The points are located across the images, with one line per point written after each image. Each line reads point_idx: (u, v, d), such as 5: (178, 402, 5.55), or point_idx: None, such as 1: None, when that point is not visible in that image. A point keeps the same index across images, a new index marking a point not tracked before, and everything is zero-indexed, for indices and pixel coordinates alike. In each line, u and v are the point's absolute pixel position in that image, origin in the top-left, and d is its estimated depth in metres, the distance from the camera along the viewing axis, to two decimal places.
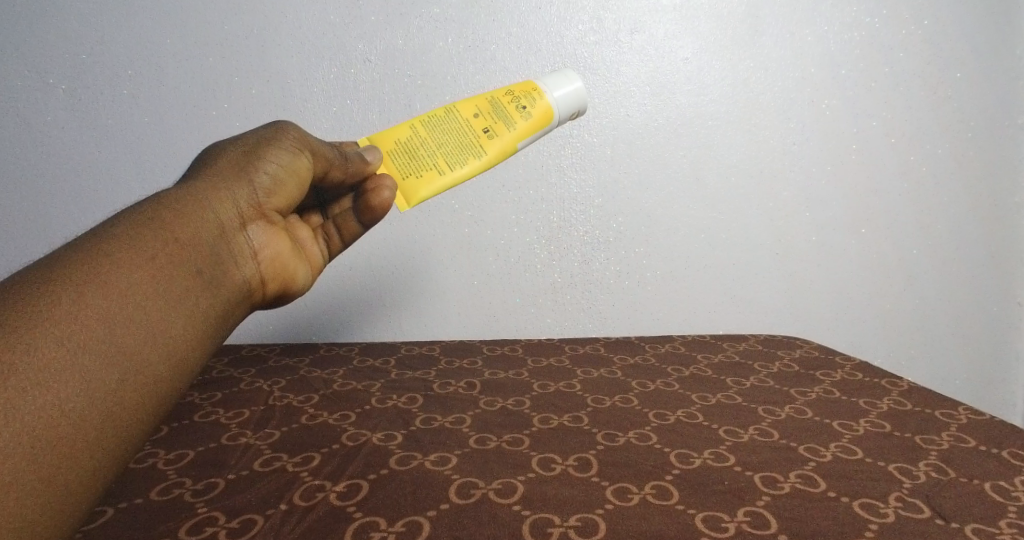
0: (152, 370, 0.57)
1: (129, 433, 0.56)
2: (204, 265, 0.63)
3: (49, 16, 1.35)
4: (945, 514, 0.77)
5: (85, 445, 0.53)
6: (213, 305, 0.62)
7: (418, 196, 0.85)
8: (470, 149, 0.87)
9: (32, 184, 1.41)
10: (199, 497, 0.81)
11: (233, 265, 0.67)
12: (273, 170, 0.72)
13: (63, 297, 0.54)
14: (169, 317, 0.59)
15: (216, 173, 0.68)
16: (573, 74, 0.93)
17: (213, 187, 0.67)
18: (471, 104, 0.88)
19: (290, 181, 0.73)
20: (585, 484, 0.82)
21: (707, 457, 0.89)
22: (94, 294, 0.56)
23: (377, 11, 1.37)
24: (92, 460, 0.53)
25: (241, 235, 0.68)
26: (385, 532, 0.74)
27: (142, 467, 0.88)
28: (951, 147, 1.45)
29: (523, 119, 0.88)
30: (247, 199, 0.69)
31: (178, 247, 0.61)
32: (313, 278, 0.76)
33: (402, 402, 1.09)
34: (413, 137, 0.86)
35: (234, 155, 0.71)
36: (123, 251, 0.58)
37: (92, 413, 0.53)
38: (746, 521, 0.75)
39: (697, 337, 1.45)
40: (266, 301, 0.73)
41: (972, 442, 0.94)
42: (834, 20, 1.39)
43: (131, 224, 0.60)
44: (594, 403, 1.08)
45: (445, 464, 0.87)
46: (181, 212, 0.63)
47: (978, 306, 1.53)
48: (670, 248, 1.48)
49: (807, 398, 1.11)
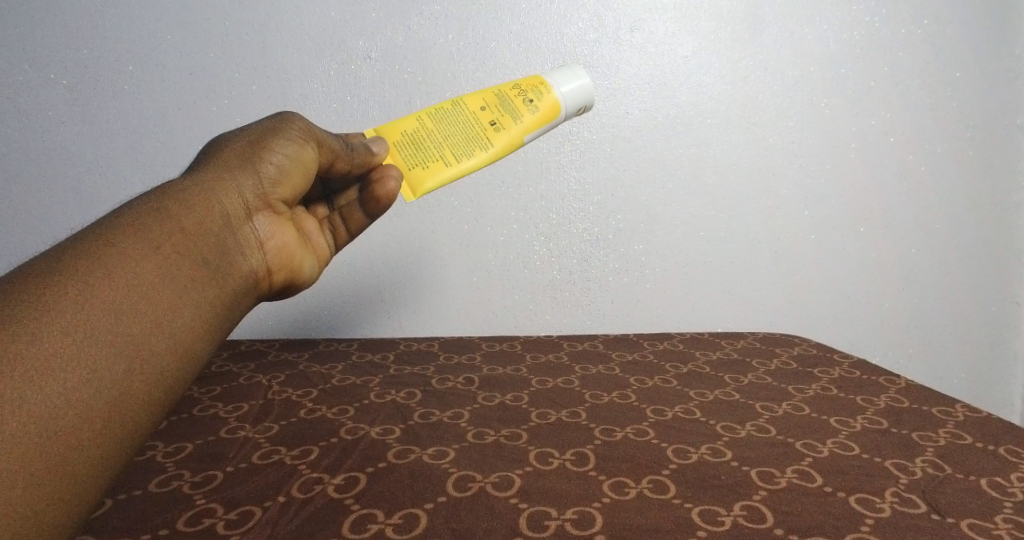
0: (160, 359, 0.54)
1: (134, 422, 0.52)
2: (210, 255, 0.59)
3: (64, 13, 1.36)
4: (942, 509, 0.73)
5: (89, 434, 0.50)
6: (220, 295, 0.59)
7: (425, 186, 0.79)
8: (477, 142, 0.81)
9: (25, 178, 1.42)
10: (235, 529, 0.70)
11: (239, 255, 0.62)
12: (279, 160, 0.67)
13: (69, 286, 0.51)
14: (177, 306, 0.55)
15: (219, 163, 0.64)
16: (579, 70, 0.88)
17: (218, 177, 0.63)
18: (478, 97, 0.83)
19: (296, 172, 0.68)
20: (569, 474, 0.78)
21: (704, 452, 0.84)
22: (99, 284, 0.52)
23: (378, 7, 1.37)
24: (99, 451, 0.50)
25: (246, 225, 0.64)
26: (382, 524, 0.70)
27: (164, 491, 0.77)
28: (949, 147, 1.45)
29: (530, 113, 0.83)
30: (252, 189, 0.65)
31: (183, 237, 0.57)
32: (320, 270, 0.72)
33: (401, 396, 1.05)
34: (420, 129, 0.81)
35: (239, 145, 0.66)
36: (129, 242, 0.55)
37: (98, 403, 0.50)
38: (743, 515, 0.71)
39: (695, 334, 1.41)
40: (272, 292, 0.68)
41: (969, 438, 0.89)
42: (834, 19, 1.39)
43: (136, 216, 0.57)
44: (591, 399, 1.03)
45: (443, 457, 0.83)
46: (187, 203, 0.59)
47: (977, 305, 1.53)
48: (670, 245, 1.48)
49: (804, 394, 1.05)
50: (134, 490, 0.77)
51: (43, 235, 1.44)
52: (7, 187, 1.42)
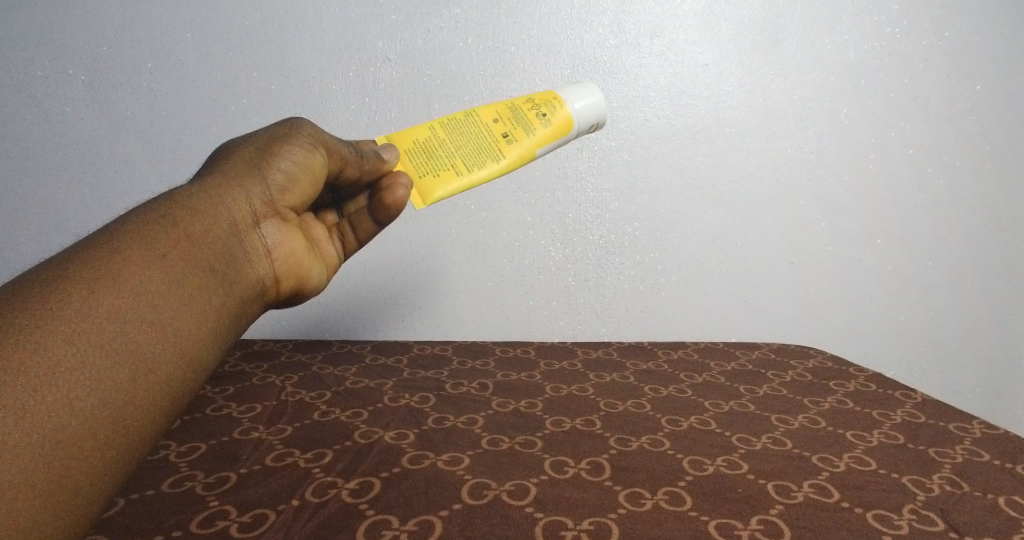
0: (164, 369, 0.48)
1: (140, 434, 0.47)
2: (218, 263, 0.54)
3: (84, 9, 1.36)
4: (961, 528, 0.72)
5: (92, 446, 0.45)
6: (227, 304, 0.53)
7: (435, 196, 0.74)
8: (488, 152, 0.76)
9: (42, 175, 1.42)
10: (247, 532, 0.69)
11: (247, 263, 0.57)
12: (286, 167, 0.62)
13: (74, 293, 0.46)
14: (181, 315, 0.50)
15: (227, 169, 0.59)
16: (594, 86, 0.83)
17: (227, 183, 0.58)
18: (491, 109, 0.78)
19: (304, 179, 0.63)
20: (597, 488, 0.77)
21: (720, 464, 0.83)
22: (106, 292, 0.47)
23: (398, 9, 1.37)
24: (102, 463, 0.45)
25: (254, 232, 0.58)
26: (397, 531, 0.69)
27: (176, 492, 0.77)
28: (969, 161, 1.44)
29: (543, 126, 0.78)
30: (261, 196, 0.60)
31: (191, 245, 0.52)
32: (329, 278, 0.66)
33: (414, 401, 1.04)
34: (432, 137, 0.76)
35: (250, 150, 0.61)
36: (133, 246, 0.50)
37: (102, 413, 0.45)
38: (760, 529, 0.70)
39: (710, 345, 1.40)
40: (280, 302, 0.63)
41: (986, 456, 0.88)
42: (856, 29, 1.38)
43: (143, 221, 0.51)
44: (607, 407, 1.03)
45: (458, 464, 0.82)
46: (196, 210, 0.54)
47: (995, 318, 1.51)
48: (685, 253, 1.48)
49: (819, 407, 1.05)
50: (147, 490, 0.77)
51: (57, 229, 1.44)
52: (24, 178, 1.42)
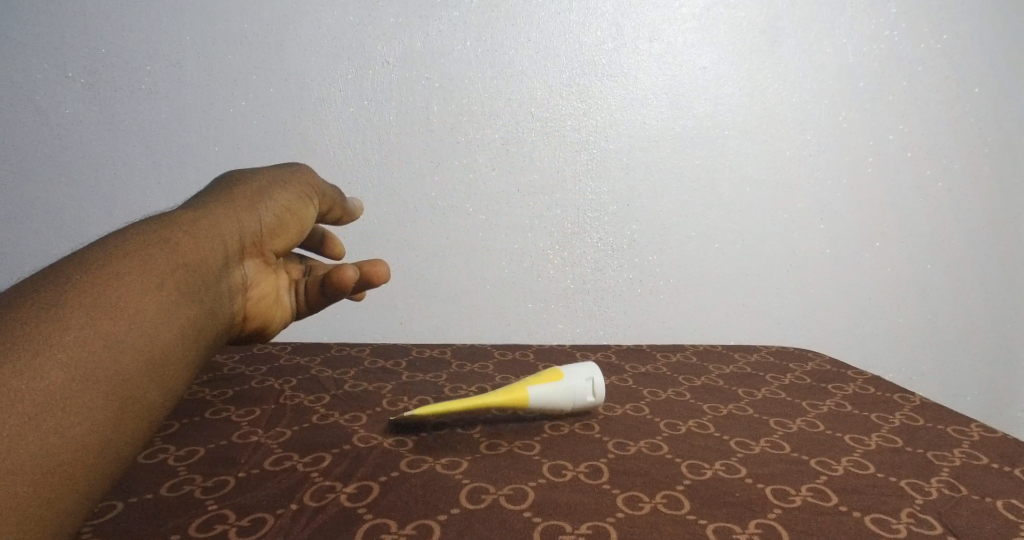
0: (143, 398, 0.50)
1: (114, 463, 0.48)
2: (203, 294, 0.56)
3: (85, 13, 1.36)
4: (958, 531, 0.72)
5: (71, 470, 0.45)
6: (202, 337, 0.56)
7: None
8: None
9: (40, 178, 1.42)
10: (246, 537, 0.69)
11: (224, 297, 0.60)
12: (273, 209, 0.66)
13: (75, 314, 0.48)
14: (167, 345, 0.52)
15: (219, 204, 0.63)
16: None
17: (216, 218, 0.61)
18: None
19: (287, 222, 0.67)
20: (596, 491, 0.77)
21: (718, 468, 0.83)
22: (107, 316, 0.49)
23: (397, 12, 1.37)
24: (77, 488, 0.45)
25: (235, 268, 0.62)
26: (395, 535, 0.69)
27: (174, 496, 0.77)
28: (967, 163, 1.45)
29: None
30: (246, 234, 0.63)
31: (185, 274, 0.55)
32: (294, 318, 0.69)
33: (414, 404, 1.04)
34: None
35: (246, 186, 0.66)
36: (133, 272, 0.52)
37: (86, 438, 0.46)
38: (758, 533, 0.70)
39: (709, 348, 1.40)
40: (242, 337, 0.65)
41: (985, 459, 0.88)
42: (855, 32, 1.39)
43: (142, 248, 0.54)
44: (605, 410, 1.03)
45: (457, 468, 0.82)
46: (187, 242, 0.57)
47: (993, 319, 1.52)
48: (684, 256, 1.48)
49: (818, 411, 1.05)
50: (145, 494, 0.77)
51: (55, 232, 1.44)
52: (23, 181, 1.42)
